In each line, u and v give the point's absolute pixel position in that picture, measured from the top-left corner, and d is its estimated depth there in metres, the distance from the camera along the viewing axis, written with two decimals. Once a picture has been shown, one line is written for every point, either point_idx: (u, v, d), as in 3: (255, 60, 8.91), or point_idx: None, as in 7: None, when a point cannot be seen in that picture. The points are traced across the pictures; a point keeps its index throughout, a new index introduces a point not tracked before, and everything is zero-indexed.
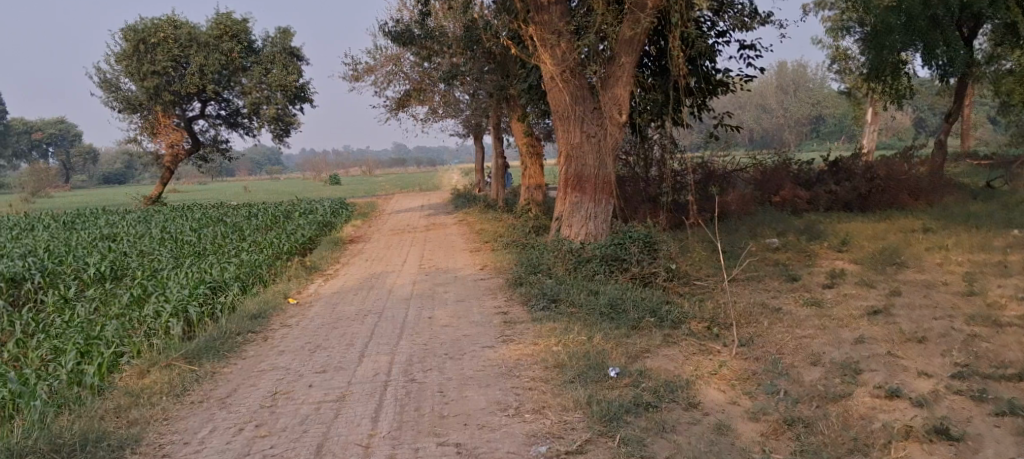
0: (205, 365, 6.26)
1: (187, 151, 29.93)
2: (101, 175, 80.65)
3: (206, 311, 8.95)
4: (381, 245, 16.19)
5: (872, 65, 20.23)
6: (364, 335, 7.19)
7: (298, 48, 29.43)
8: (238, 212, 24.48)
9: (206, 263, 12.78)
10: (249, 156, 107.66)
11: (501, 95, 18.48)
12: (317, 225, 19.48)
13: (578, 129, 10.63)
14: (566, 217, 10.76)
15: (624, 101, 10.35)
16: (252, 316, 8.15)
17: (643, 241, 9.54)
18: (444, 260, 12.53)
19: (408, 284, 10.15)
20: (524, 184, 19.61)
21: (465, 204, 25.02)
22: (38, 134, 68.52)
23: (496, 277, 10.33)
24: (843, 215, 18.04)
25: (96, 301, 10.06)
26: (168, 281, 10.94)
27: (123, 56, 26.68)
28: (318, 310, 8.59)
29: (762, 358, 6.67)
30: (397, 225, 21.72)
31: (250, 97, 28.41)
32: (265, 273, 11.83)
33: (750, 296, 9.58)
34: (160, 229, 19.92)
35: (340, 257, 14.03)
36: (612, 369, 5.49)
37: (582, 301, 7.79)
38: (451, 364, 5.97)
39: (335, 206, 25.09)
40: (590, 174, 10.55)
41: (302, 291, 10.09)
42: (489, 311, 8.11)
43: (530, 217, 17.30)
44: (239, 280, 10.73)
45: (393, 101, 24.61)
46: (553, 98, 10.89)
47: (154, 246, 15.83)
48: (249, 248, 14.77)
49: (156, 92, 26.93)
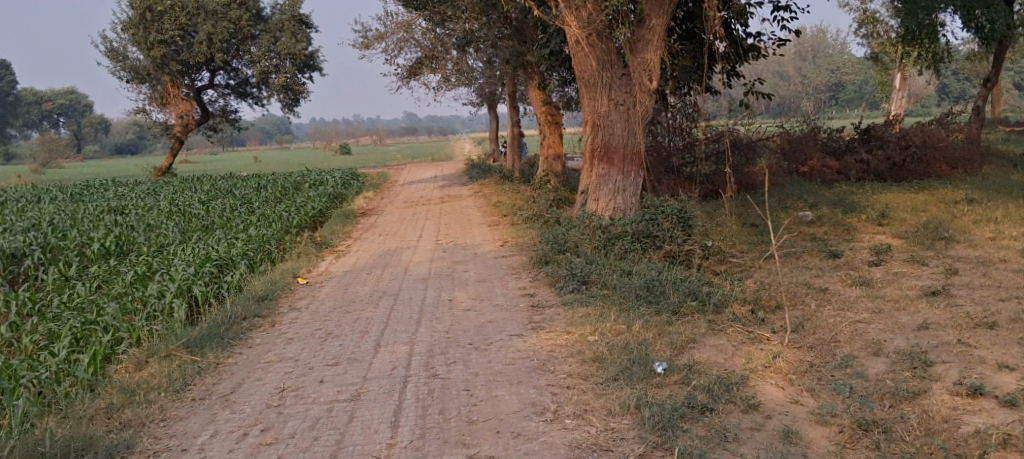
0: (208, 355, 5.62)
1: (196, 121, 29.42)
2: (113, 145, 80.62)
3: (212, 292, 8.40)
4: (394, 218, 15.59)
5: (907, 28, 19.30)
6: (379, 320, 6.65)
7: (308, 16, 28.66)
8: (248, 184, 23.98)
9: (214, 238, 12.23)
10: (260, 127, 107.31)
11: (518, 62, 17.74)
12: (328, 197, 18.93)
13: (605, 96, 9.91)
14: (592, 191, 10.11)
15: (655, 67, 9.64)
16: (260, 299, 7.60)
17: (676, 217, 8.97)
18: (460, 236, 11.92)
19: (425, 262, 9.56)
20: (542, 154, 18.92)
21: (481, 175, 24.42)
22: (49, 104, 68.36)
23: (518, 254, 9.70)
24: (877, 186, 17.29)
25: (97, 279, 9.55)
26: (173, 257, 10.42)
27: (130, 25, 26.07)
28: (330, 291, 8.04)
29: (816, 347, 6.07)
30: (411, 196, 21.13)
31: (259, 66, 27.70)
32: (274, 251, 11.28)
33: (791, 275, 8.97)
34: (168, 201, 19.39)
35: (351, 232, 13.47)
36: (658, 364, 4.92)
37: (615, 283, 7.21)
38: (477, 357, 5.41)
39: (347, 178, 24.55)
40: (618, 145, 9.88)
41: (313, 269, 9.54)
42: (513, 293, 7.54)
43: (550, 189, 16.66)
44: (246, 257, 10.20)
45: (405, 69, 23.93)
46: (577, 63, 10.14)
47: (161, 220, 15.31)
48: (258, 223, 14.25)
49: (163, 62, 26.32)
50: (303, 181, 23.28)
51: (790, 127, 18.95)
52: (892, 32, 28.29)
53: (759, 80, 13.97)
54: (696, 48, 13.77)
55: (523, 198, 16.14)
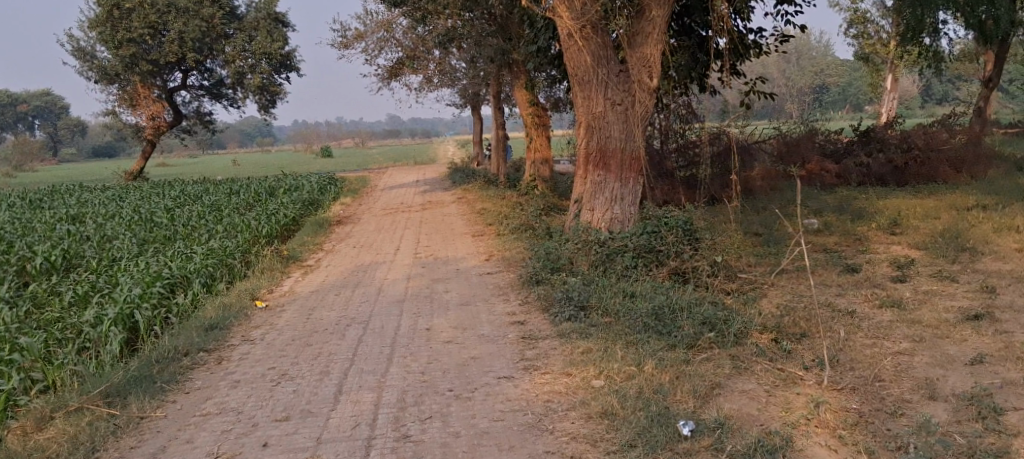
0: (130, 408, 4.68)
1: (169, 124, 28.18)
2: (91, 148, 79.06)
3: (159, 316, 7.38)
4: (371, 227, 14.58)
5: (907, 27, 18.51)
6: (344, 356, 5.65)
7: (284, 14, 27.52)
8: (221, 189, 22.86)
9: (172, 250, 11.19)
10: (239, 129, 105.70)
11: (503, 61, 16.78)
12: (302, 204, 17.91)
13: (601, 96, 8.96)
14: (586, 200, 9.19)
15: (656, 64, 8.69)
16: (209, 328, 6.58)
17: (681, 230, 8.09)
18: (442, 248, 10.94)
19: (402, 280, 8.57)
20: (529, 158, 17.98)
21: (464, 179, 23.40)
22: (23, 106, 66.75)
23: (506, 271, 8.74)
24: (880, 191, 16.49)
25: (32, 301, 8.49)
26: (121, 274, 9.36)
27: (96, 23, 24.76)
28: (291, 318, 7.02)
29: (860, 388, 5.15)
30: (390, 203, 20.09)
31: (234, 66, 26.50)
32: (236, 265, 10.28)
33: (809, 293, 8.07)
34: (132, 208, 18.28)
35: (324, 243, 12.45)
36: (684, 424, 4.00)
37: (618, 309, 6.29)
38: (459, 409, 4.45)
39: (325, 182, 23.48)
40: (615, 149, 8.93)
41: (276, 288, 8.54)
42: (501, 320, 6.57)
43: (539, 196, 15.74)
44: (202, 272, 9.18)
45: (386, 70, 22.89)
46: (569, 59, 9.19)
47: (120, 229, 14.22)
48: (225, 233, 13.21)
49: (133, 61, 25.11)
50: (278, 186, 22.19)
51: (787, 129, 18.10)
52: (881, 32, 27.66)
53: (761, 80, 13.08)
54: (694, 44, 12.83)
55: (510, 205, 15.18)
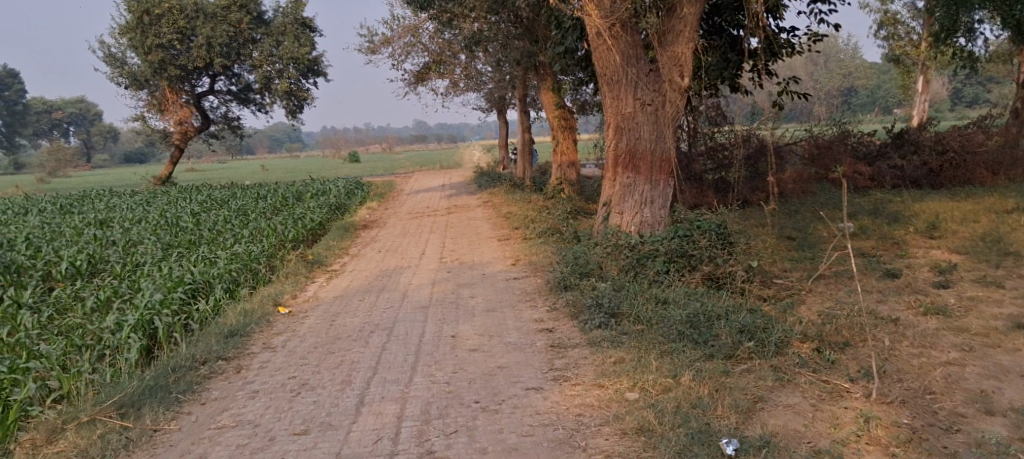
0: (144, 421, 4.54)
1: (197, 128, 28.37)
2: (123, 154, 80.40)
3: (179, 323, 7.28)
4: (396, 232, 14.44)
5: (943, 25, 18.00)
6: (366, 365, 5.46)
7: (311, 19, 27.63)
8: (248, 194, 22.93)
9: (196, 255, 11.15)
10: (267, 135, 106.83)
11: (529, 63, 16.61)
12: (329, 207, 17.85)
13: (631, 96, 8.69)
14: (615, 203, 8.92)
15: (687, 62, 8.43)
16: (228, 334, 6.46)
17: (715, 234, 7.80)
18: (468, 252, 10.73)
19: (427, 285, 8.37)
20: (555, 161, 17.76)
21: (489, 183, 23.23)
22: (58, 113, 68.11)
23: (532, 276, 8.50)
24: (916, 194, 15.99)
25: (56, 307, 8.44)
26: (144, 279, 9.30)
27: (127, 29, 24.98)
28: (313, 324, 6.86)
29: (910, 401, 4.83)
30: (416, 207, 19.96)
31: (261, 71, 26.65)
32: (260, 269, 10.19)
33: (849, 300, 7.73)
34: (159, 213, 18.37)
35: (349, 248, 12.32)
36: (726, 442, 3.74)
37: (651, 317, 6.03)
38: (486, 423, 4.24)
39: (350, 187, 23.45)
40: (645, 151, 8.66)
41: (299, 293, 8.42)
42: (529, 328, 6.34)
43: (565, 200, 15.49)
44: (225, 278, 9.08)
45: (412, 74, 22.79)
46: (598, 58, 8.93)
47: (146, 234, 14.25)
48: (249, 237, 13.16)
49: (161, 67, 25.32)
50: (304, 190, 22.19)
51: (819, 131, 17.67)
52: (913, 34, 26.99)
53: (793, 80, 12.71)
54: (726, 44, 12.54)
55: (536, 208, 14.95)
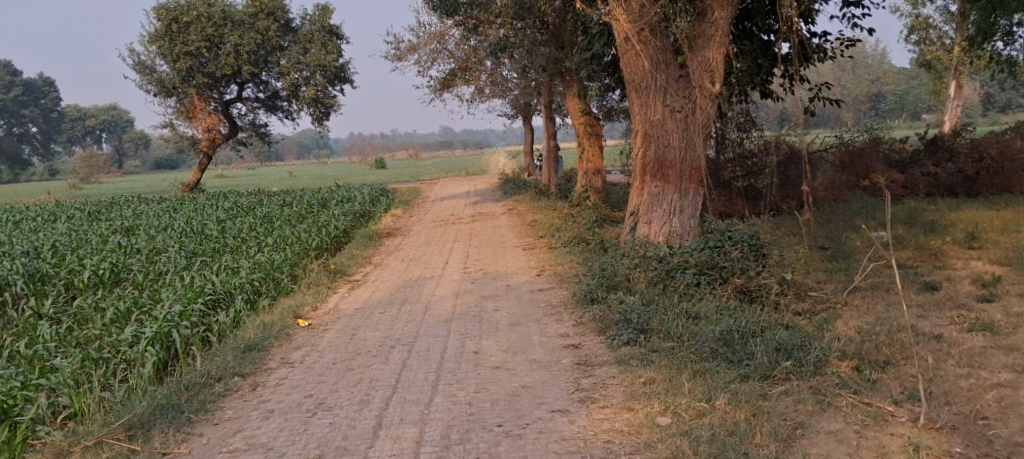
0: (152, 443, 4.48)
1: (224, 135, 28.56)
2: (154, 161, 81.71)
3: (197, 336, 7.22)
4: (420, 240, 14.32)
5: (981, 29, 17.47)
6: (386, 383, 5.29)
7: (338, 26, 27.73)
8: (273, 201, 22.98)
9: (219, 264, 11.15)
10: (294, 141, 107.80)
11: (555, 69, 16.42)
12: (353, 215, 17.80)
13: (660, 102, 8.44)
14: (643, 212, 8.66)
15: (719, 67, 8.16)
16: (245, 350, 6.40)
17: (748, 245, 7.51)
18: (492, 262, 10.54)
19: (450, 297, 8.19)
20: (581, 168, 17.53)
21: (514, 191, 23.03)
22: (92, 120, 69.38)
23: (558, 288, 8.28)
24: (954, 201, 15.48)
25: (78, 317, 8.48)
26: (166, 289, 9.30)
27: (156, 36, 25.24)
28: (333, 338, 6.72)
29: (960, 427, 4.51)
30: (441, 214, 19.82)
31: (288, 78, 26.65)
32: (282, 278, 10.13)
33: (889, 313, 7.37)
34: (185, 220, 18.48)
35: (372, 257, 12.20)
36: None
37: (683, 333, 5.76)
38: (508, 449, 4.05)
39: (375, 194, 23.41)
40: (675, 159, 8.40)
41: (320, 305, 8.31)
42: (554, 343, 6.12)
43: (591, 208, 15.25)
44: (247, 288, 9.04)
45: (437, 81, 22.70)
46: (626, 64, 8.71)
47: (171, 242, 14.34)
48: (273, 245, 13.15)
49: (189, 74, 25.54)
50: (329, 197, 22.17)
51: (852, 137, 17.22)
52: (946, 38, 26.34)
53: (826, 85, 12.30)
54: (756, 48, 12.18)
55: (562, 217, 14.73)
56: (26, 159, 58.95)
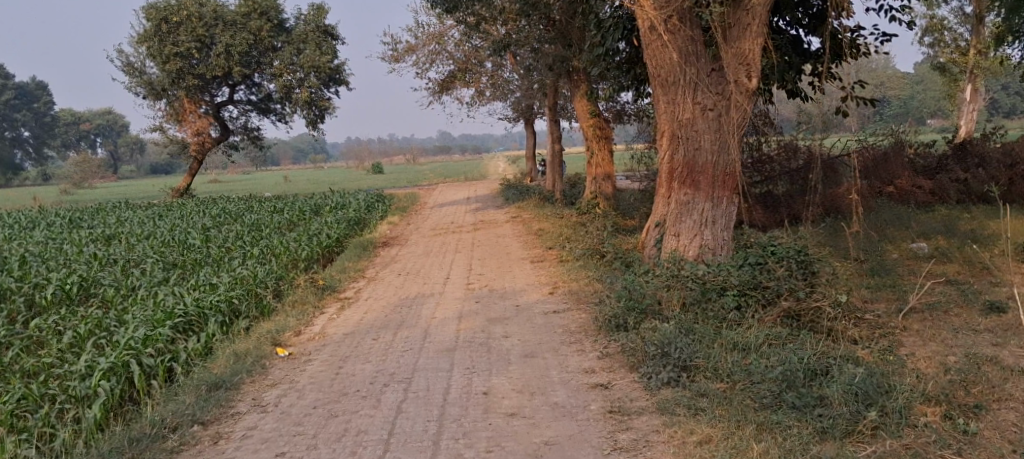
0: None
1: (216, 139, 27.56)
2: (150, 166, 80.74)
3: (162, 366, 6.30)
4: (419, 250, 13.37)
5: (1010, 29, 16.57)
6: (377, 436, 4.35)
7: (333, 27, 26.79)
8: (265, 207, 22.04)
9: (198, 278, 10.21)
10: (291, 146, 106.78)
11: (561, 67, 15.50)
12: (347, 222, 16.87)
13: (690, 99, 7.49)
14: (670, 224, 7.73)
15: (756, 61, 7.21)
16: (212, 386, 5.49)
17: (794, 262, 6.57)
18: (498, 277, 9.57)
19: (452, 320, 7.21)
20: (590, 174, 16.60)
21: (516, 197, 22.08)
22: (86, 124, 68.26)
23: (574, 309, 7.32)
24: (987, 210, 14.54)
25: (31, 341, 7.55)
26: (134, 308, 8.37)
27: (145, 37, 24.30)
28: (316, 372, 5.78)
29: None
30: (440, 222, 18.89)
31: (281, 80, 25.72)
32: (265, 295, 9.22)
33: (957, 339, 6.42)
34: (170, 228, 17.53)
35: (366, 269, 11.23)
36: None
37: (735, 371, 4.80)
38: None
39: (371, 200, 22.46)
40: (706, 164, 7.44)
41: (305, 328, 7.37)
42: (579, 381, 5.16)
43: (602, 217, 14.32)
44: (223, 307, 8.09)
45: (436, 83, 21.76)
46: (651, 57, 7.74)
47: (151, 252, 13.40)
48: (259, 257, 12.21)
49: (180, 76, 24.58)
50: (323, 204, 21.20)
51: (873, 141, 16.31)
52: (961, 40, 25.44)
53: (860, 84, 11.29)
54: (785, 43, 11.17)
55: (570, 226, 13.80)
56: (18, 165, 57.87)
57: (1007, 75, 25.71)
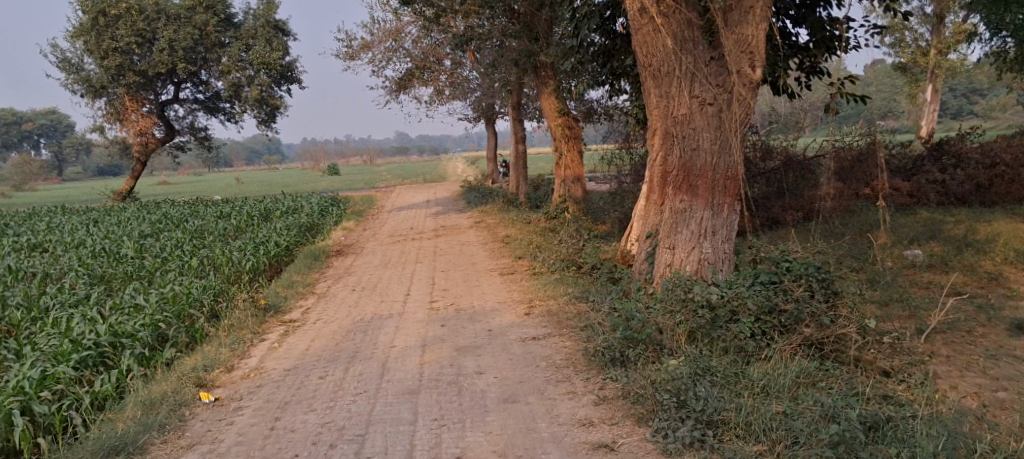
0: None
1: (160, 140, 25.89)
2: (97, 168, 77.55)
3: (58, 415, 5.14)
4: (377, 260, 12.24)
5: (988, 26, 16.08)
6: None
7: (284, 22, 25.38)
8: (210, 211, 20.57)
9: (123, 296, 8.94)
10: (245, 146, 103.88)
11: (529, 63, 14.49)
12: (298, 229, 15.60)
13: (686, 92, 6.55)
14: (664, 235, 6.79)
15: (759, 49, 6.37)
16: (111, 449, 4.36)
17: (813, 281, 5.64)
18: (465, 293, 8.51)
19: (415, 350, 6.14)
20: (558, 176, 15.59)
21: (479, 200, 21.01)
22: (28, 124, 64.97)
23: (558, 334, 6.33)
24: (970, 212, 14.01)
25: None
26: (37, 335, 7.13)
27: (80, 31, 22.56)
28: (246, 427, 4.67)
29: None
30: (398, 227, 17.72)
31: (229, 77, 24.23)
32: (196, 318, 7.97)
33: (997, 369, 5.61)
34: (103, 236, 16.03)
35: (317, 284, 10.06)
36: None
37: (772, 428, 3.89)
38: None
39: (325, 204, 21.14)
40: (705, 166, 6.52)
41: (238, 362, 6.20)
42: (577, 440, 4.15)
43: (572, 222, 13.36)
44: (145, 334, 6.91)
45: (393, 81, 20.57)
46: (640, 44, 6.82)
47: (75, 264, 12.00)
48: (198, 270, 10.96)
49: (119, 73, 22.90)
50: (273, 208, 19.86)
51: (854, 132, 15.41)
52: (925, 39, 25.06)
53: (850, 79, 10.40)
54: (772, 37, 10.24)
55: (541, 232, 12.83)
56: None
57: (968, 74, 25.28)
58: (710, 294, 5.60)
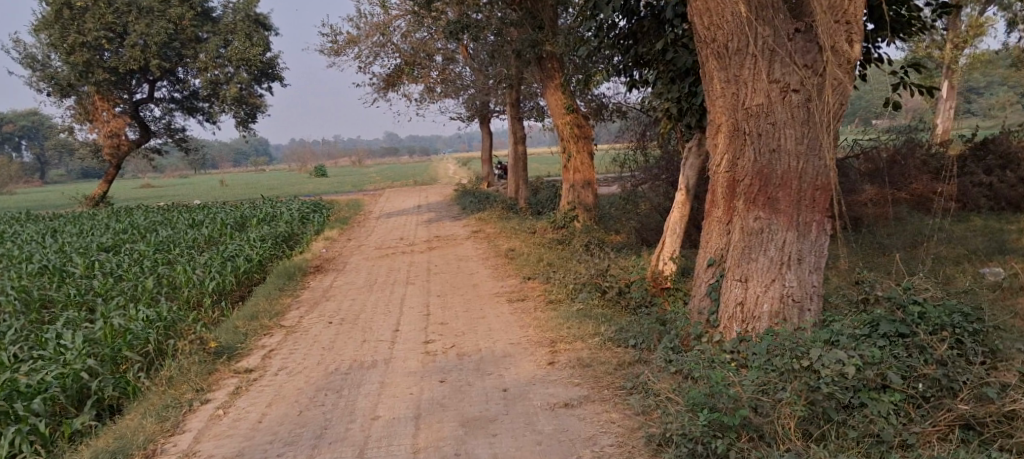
0: None
1: (133, 142, 24.13)
2: (79, 171, 75.31)
3: None
4: (362, 279, 10.60)
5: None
6: None
7: (265, 15, 23.66)
8: (183, 219, 18.86)
9: (47, 332, 7.22)
10: (232, 148, 101.83)
11: (535, 55, 12.82)
12: (275, 240, 13.91)
13: (762, 75, 4.93)
14: (733, 262, 5.21)
15: (858, 19, 4.78)
16: None
17: (963, 335, 4.02)
18: (468, 329, 6.89)
19: (407, 424, 4.55)
20: (565, 180, 13.89)
21: (475, 205, 19.38)
22: (8, 126, 62.68)
23: (599, 400, 4.72)
24: None
25: None
26: None
27: (44, 25, 20.68)
28: None
29: None
30: (387, 237, 16.09)
31: (206, 76, 22.42)
32: (132, 362, 6.29)
33: None
34: (57, 249, 14.25)
35: (290, 313, 8.40)
36: None
37: None
38: None
39: (307, 210, 19.47)
40: (789, 173, 4.92)
41: (164, 442, 4.57)
42: None
43: (582, 233, 11.78)
44: (49, 397, 5.25)
45: (382, 79, 18.86)
46: (701, 12, 5.20)
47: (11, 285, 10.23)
48: (153, 294, 9.26)
49: (87, 70, 21.02)
50: (251, 215, 18.17)
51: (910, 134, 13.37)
52: None
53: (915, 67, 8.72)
54: None
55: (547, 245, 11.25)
56: None
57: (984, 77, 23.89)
58: (835, 363, 3.93)
